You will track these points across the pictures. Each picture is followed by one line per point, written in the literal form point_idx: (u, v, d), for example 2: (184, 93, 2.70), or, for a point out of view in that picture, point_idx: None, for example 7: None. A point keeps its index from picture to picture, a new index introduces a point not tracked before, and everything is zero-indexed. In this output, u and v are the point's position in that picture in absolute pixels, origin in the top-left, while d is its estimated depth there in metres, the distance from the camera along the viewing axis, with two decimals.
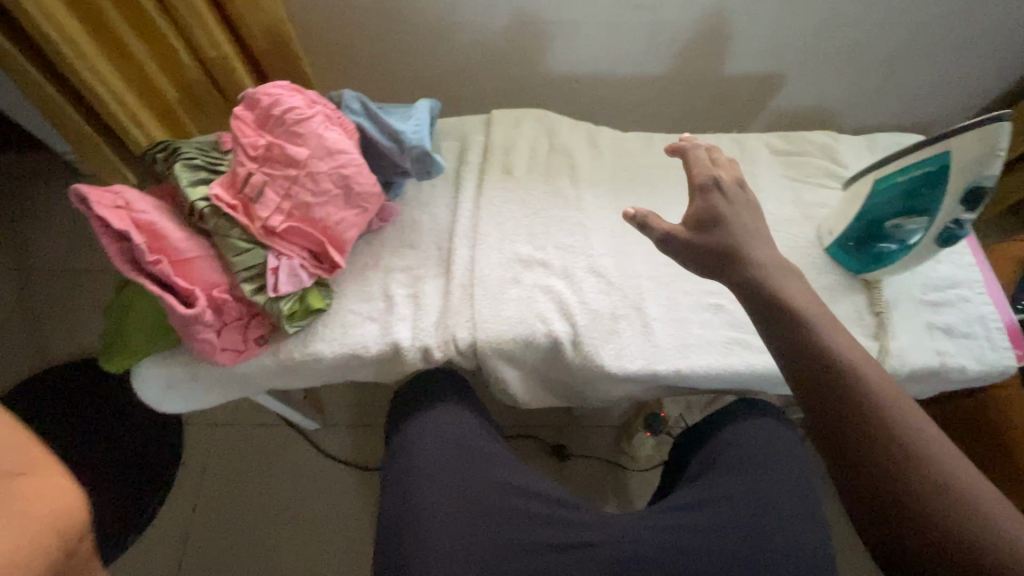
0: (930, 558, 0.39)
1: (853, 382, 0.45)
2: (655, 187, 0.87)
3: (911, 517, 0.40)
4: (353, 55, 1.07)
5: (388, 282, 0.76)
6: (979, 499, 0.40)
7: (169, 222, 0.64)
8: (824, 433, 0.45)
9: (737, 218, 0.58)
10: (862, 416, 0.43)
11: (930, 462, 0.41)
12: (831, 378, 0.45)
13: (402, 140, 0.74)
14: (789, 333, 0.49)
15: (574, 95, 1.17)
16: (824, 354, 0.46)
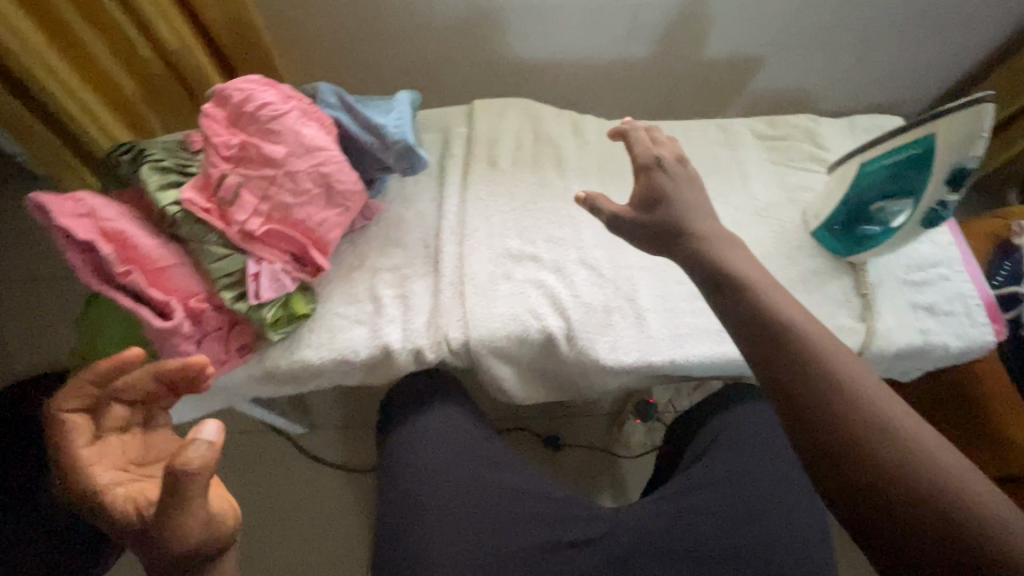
0: (912, 539, 0.36)
1: (801, 348, 0.44)
2: (604, 169, 0.85)
3: (886, 496, 0.37)
4: (324, 45, 1.03)
5: (375, 282, 0.74)
6: (951, 473, 0.37)
7: (139, 229, 0.60)
8: (789, 412, 0.42)
9: (680, 195, 0.57)
10: (827, 391, 0.41)
11: (875, 421, 0.40)
12: (779, 347, 0.44)
13: (383, 135, 0.71)
14: (739, 309, 0.48)
15: (555, 82, 1.14)
16: (772, 323, 0.46)
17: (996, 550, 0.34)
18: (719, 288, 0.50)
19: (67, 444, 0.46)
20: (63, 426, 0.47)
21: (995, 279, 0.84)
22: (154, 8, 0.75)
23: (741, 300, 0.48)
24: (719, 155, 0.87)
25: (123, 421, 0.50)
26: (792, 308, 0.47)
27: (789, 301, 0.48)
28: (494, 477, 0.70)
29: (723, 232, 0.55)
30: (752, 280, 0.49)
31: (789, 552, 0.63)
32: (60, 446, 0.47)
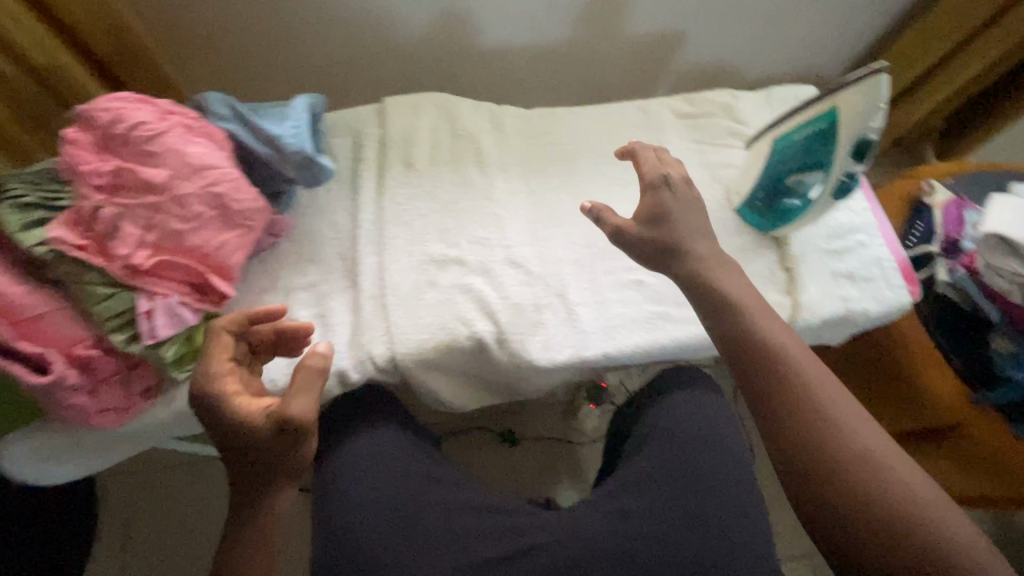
0: (844, 504, 0.47)
1: (777, 363, 0.53)
2: (586, 163, 0.84)
3: (825, 469, 0.48)
4: (222, 46, 0.95)
5: (291, 304, 0.70)
6: (876, 453, 0.48)
7: (3, 276, 0.54)
8: (756, 399, 0.53)
9: (682, 215, 0.61)
10: (786, 385, 0.52)
11: (836, 432, 0.49)
12: (759, 360, 0.53)
13: (279, 145, 0.66)
14: (727, 321, 0.56)
15: (478, 70, 1.10)
16: (755, 339, 0.54)
17: (903, 511, 0.45)
18: (709, 299, 0.57)
19: (210, 354, 0.55)
20: (217, 338, 0.55)
21: (909, 240, 0.88)
22: (5, 18, 0.67)
23: (721, 305, 0.57)
24: (640, 138, 0.86)
25: (241, 357, 0.58)
26: (762, 312, 0.56)
27: (761, 305, 0.57)
28: (449, 497, 0.68)
29: (718, 254, 0.60)
30: (740, 296, 0.57)
31: (734, 540, 0.66)
32: (205, 356, 0.55)
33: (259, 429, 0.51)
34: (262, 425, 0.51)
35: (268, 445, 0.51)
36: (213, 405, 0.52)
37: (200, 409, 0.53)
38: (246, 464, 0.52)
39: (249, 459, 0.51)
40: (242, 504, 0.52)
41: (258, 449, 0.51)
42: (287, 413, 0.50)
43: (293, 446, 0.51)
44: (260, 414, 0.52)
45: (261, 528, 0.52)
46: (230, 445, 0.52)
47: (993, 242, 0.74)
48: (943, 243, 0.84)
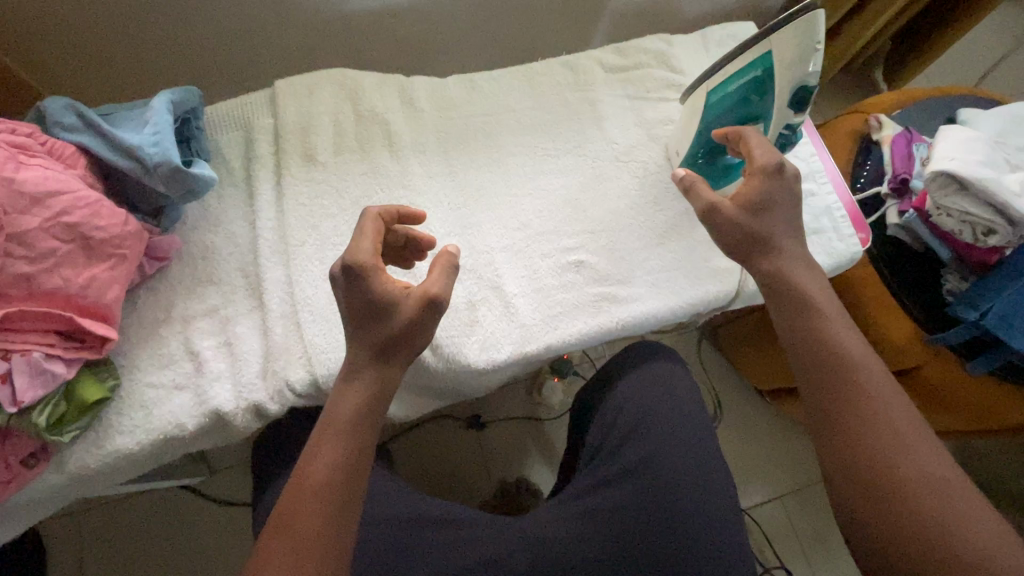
0: (902, 525, 0.46)
1: (855, 373, 0.51)
2: (628, 128, 0.77)
3: (886, 487, 0.47)
4: (73, 34, 0.80)
5: (189, 335, 0.61)
6: (944, 480, 0.46)
7: None
8: (822, 407, 0.52)
9: (786, 202, 0.58)
10: (852, 400, 0.51)
11: (903, 451, 0.48)
12: (838, 371, 0.52)
13: (141, 157, 0.56)
14: (811, 327, 0.54)
15: (388, 34, 0.96)
16: (839, 350, 0.53)
17: (963, 541, 0.44)
18: (792, 304, 0.56)
19: (362, 233, 0.53)
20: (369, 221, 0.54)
21: (859, 182, 0.85)
22: None
23: (794, 307, 0.55)
24: (570, 99, 0.78)
25: None
26: (833, 319, 0.54)
27: (836, 311, 0.55)
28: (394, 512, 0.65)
29: (772, 245, 0.57)
30: (815, 302, 0.55)
31: (701, 522, 0.63)
32: (358, 234, 0.53)
33: (409, 308, 0.51)
34: (410, 299, 0.51)
35: (411, 321, 0.51)
36: (361, 278, 0.50)
37: (340, 279, 0.52)
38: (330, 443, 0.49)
39: (384, 335, 0.51)
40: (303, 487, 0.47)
41: (396, 326, 0.51)
42: (436, 293, 0.52)
43: (428, 326, 0.53)
44: (407, 291, 0.52)
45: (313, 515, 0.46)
46: (372, 322, 0.51)
47: (944, 180, 0.69)
48: (892, 182, 0.79)
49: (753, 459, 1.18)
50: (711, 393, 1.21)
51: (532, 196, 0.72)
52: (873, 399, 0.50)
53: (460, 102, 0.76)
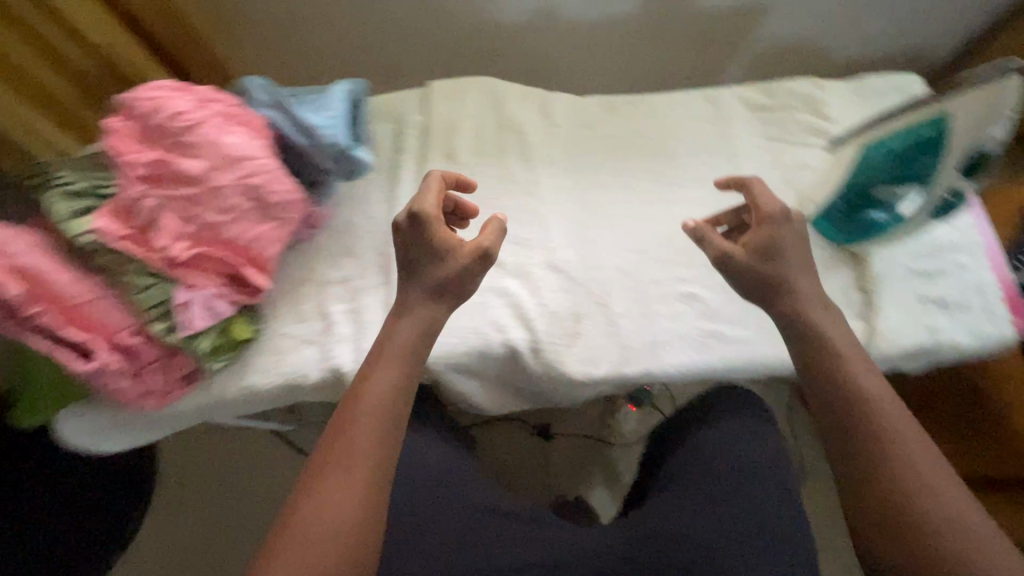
0: None
1: (875, 436, 0.48)
2: (759, 165, 0.75)
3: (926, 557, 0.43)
4: (269, 24, 0.93)
5: (324, 298, 0.69)
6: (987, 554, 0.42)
7: (53, 263, 0.56)
8: (851, 461, 0.48)
9: None
10: (884, 454, 0.47)
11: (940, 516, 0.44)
12: (854, 434, 0.48)
13: (316, 136, 0.64)
14: (833, 387, 0.51)
15: (530, 50, 1.02)
16: (860, 411, 0.49)
17: None
18: (808, 358, 0.53)
19: (426, 191, 0.58)
20: (431, 181, 0.59)
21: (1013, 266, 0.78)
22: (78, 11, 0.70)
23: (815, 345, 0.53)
24: (706, 132, 0.77)
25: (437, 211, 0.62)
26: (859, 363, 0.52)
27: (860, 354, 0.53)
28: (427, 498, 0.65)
29: None
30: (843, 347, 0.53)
31: None
32: (421, 192, 0.58)
33: (459, 257, 0.55)
34: (465, 249, 0.55)
35: (464, 271, 0.55)
36: (422, 224, 0.55)
37: (403, 226, 0.56)
38: (353, 432, 0.48)
39: (438, 280, 0.55)
40: (329, 482, 0.46)
41: (448, 272, 0.55)
42: (487, 247, 0.55)
43: (477, 278, 0.56)
44: (460, 243, 0.56)
45: (338, 517, 0.44)
46: (428, 262, 0.56)
47: None
48: None
49: (836, 539, 1.08)
50: (798, 458, 1.13)
51: (649, 221, 0.73)
52: (895, 445, 0.47)
53: (596, 121, 0.78)
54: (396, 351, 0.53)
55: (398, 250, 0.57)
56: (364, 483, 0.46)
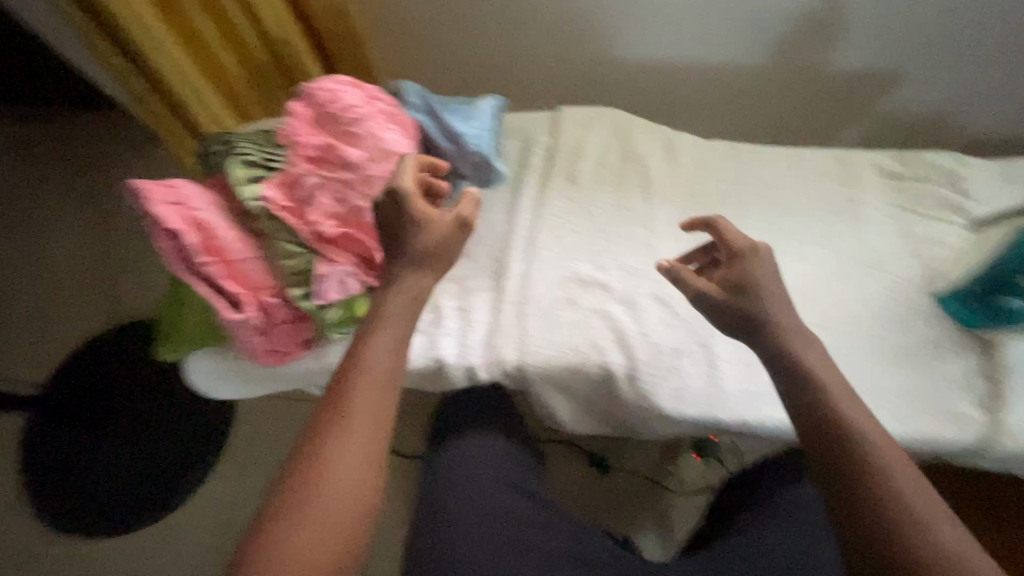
0: None
1: (876, 487, 0.43)
2: (884, 232, 0.74)
3: None
4: (417, 37, 1.02)
5: (438, 292, 0.73)
6: None
7: (223, 221, 0.63)
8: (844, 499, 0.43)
9: None
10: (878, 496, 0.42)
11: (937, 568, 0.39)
12: (852, 487, 0.43)
13: (462, 144, 0.70)
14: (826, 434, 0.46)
15: (649, 86, 1.04)
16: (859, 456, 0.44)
17: None
18: (800, 406, 0.48)
19: (402, 170, 0.58)
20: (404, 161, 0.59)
21: None
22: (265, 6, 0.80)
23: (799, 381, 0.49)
24: (831, 192, 0.76)
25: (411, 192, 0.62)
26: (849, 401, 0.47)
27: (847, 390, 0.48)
28: (465, 498, 0.66)
29: None
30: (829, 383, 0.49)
31: None
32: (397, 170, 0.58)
33: (434, 226, 0.55)
34: (444, 220, 0.56)
35: (444, 237, 0.55)
36: (400, 199, 0.55)
37: (382, 203, 0.56)
38: (335, 394, 0.48)
39: (420, 249, 0.55)
40: (317, 449, 0.45)
41: (429, 240, 0.55)
42: (466, 215, 0.57)
43: (457, 247, 0.56)
44: (440, 214, 0.56)
45: (332, 479, 0.44)
46: (410, 236, 0.55)
47: None
48: None
49: None
50: None
51: None
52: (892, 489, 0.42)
53: (715, 165, 0.79)
54: (388, 317, 0.52)
55: (380, 229, 0.57)
56: (358, 442, 0.46)
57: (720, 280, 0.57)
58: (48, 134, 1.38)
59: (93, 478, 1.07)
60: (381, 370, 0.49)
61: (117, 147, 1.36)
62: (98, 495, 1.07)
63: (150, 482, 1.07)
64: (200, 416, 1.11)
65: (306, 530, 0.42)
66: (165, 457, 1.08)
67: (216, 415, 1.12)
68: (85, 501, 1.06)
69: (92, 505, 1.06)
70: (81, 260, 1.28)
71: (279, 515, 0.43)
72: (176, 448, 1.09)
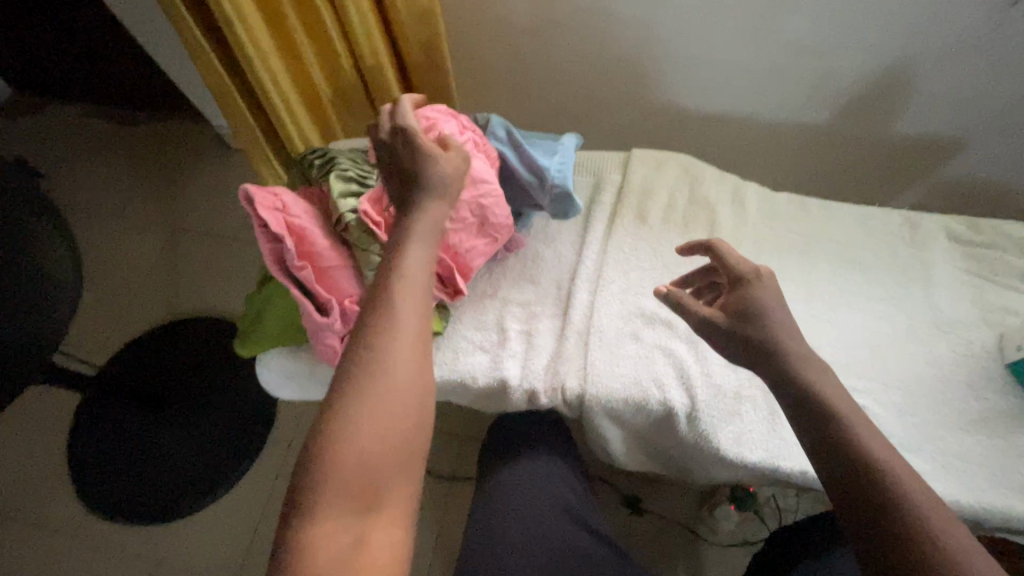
0: None
1: (865, 475, 0.43)
2: (953, 295, 0.74)
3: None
4: (495, 74, 1.08)
5: (504, 315, 0.75)
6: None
7: (318, 228, 0.68)
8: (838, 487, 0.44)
9: None
10: (873, 483, 0.43)
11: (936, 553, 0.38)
12: (842, 476, 0.44)
13: (544, 177, 0.74)
14: (813, 428, 0.47)
15: (711, 134, 1.08)
16: (841, 441, 0.45)
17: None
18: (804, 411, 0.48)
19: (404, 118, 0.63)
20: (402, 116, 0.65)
21: None
22: (367, 42, 0.87)
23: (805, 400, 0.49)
24: (899, 252, 0.77)
25: None
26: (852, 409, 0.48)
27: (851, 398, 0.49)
28: (521, 524, 0.68)
29: None
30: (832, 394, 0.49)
31: None
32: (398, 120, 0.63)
33: (448, 157, 0.57)
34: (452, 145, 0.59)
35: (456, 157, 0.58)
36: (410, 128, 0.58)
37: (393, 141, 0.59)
38: (379, 290, 0.47)
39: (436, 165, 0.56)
40: (371, 340, 0.44)
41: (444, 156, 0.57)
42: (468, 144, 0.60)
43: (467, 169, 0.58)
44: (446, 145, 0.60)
45: (390, 367, 0.44)
46: (421, 161, 0.56)
47: None
48: None
49: None
50: None
51: (828, 324, 0.72)
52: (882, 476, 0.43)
53: (780, 216, 0.81)
54: (415, 231, 0.52)
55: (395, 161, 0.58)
56: (406, 327, 0.45)
57: (721, 306, 0.56)
58: (135, 136, 1.49)
59: (130, 467, 1.09)
60: (418, 272, 0.49)
61: (198, 154, 1.46)
62: (132, 482, 1.08)
63: (192, 473, 1.09)
64: (239, 416, 1.13)
65: (369, 411, 0.42)
66: (201, 451, 1.10)
67: (258, 416, 1.14)
68: (119, 488, 1.08)
69: (126, 492, 1.08)
70: (150, 253, 1.34)
71: (342, 400, 0.42)
72: (219, 442, 1.11)
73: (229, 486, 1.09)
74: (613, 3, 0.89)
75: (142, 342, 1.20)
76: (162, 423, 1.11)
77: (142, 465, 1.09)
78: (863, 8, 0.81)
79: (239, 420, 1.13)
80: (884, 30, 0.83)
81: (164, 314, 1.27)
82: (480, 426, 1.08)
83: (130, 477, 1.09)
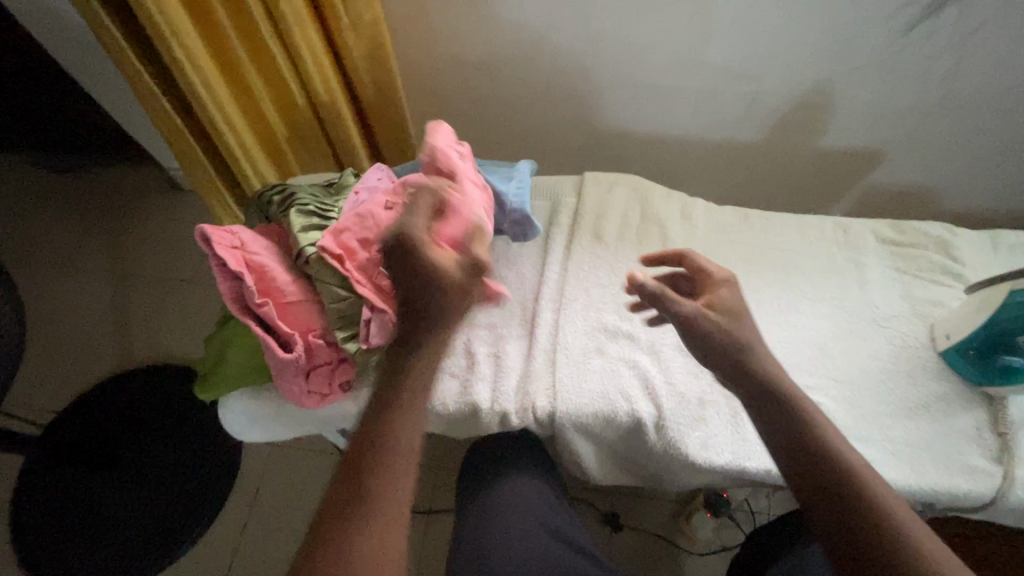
0: None
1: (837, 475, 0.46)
2: (887, 293, 0.79)
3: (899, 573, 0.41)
4: (449, 107, 1.11)
5: (471, 339, 0.76)
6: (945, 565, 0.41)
7: (278, 264, 0.67)
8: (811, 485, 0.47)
9: None
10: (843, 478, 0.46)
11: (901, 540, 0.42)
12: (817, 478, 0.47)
13: (503, 202, 0.78)
14: (795, 440, 0.49)
15: (657, 155, 1.14)
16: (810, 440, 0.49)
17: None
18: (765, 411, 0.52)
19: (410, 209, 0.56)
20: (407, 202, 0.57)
21: None
22: (322, 82, 0.89)
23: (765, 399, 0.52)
24: (836, 256, 0.83)
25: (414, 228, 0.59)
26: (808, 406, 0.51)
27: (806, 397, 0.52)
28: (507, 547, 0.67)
29: None
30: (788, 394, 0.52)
31: None
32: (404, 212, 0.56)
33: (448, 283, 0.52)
34: (461, 263, 0.54)
35: (464, 279, 0.53)
36: (413, 247, 0.52)
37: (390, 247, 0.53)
38: (364, 452, 0.47)
39: (438, 299, 0.52)
40: (352, 510, 0.44)
41: (451, 286, 0.52)
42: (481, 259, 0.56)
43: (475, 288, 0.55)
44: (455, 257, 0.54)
45: (363, 550, 0.42)
46: (423, 295, 0.51)
47: None
48: None
49: None
50: None
51: (779, 326, 0.76)
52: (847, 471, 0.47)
53: (727, 228, 0.86)
54: (410, 377, 0.50)
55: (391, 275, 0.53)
56: (386, 491, 0.45)
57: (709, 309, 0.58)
58: (80, 182, 1.44)
59: (80, 531, 1.02)
60: (411, 431, 0.49)
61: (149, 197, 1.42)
62: (81, 548, 1.01)
63: (147, 533, 1.02)
64: (201, 465, 1.08)
65: None
66: (159, 507, 1.04)
67: (221, 465, 1.09)
68: (65, 556, 1.00)
69: (74, 559, 1.00)
70: (99, 302, 1.29)
71: None
72: (177, 496, 1.05)
73: (192, 543, 1.03)
74: (555, 38, 0.94)
75: (92, 396, 1.14)
76: (115, 479, 1.05)
77: (93, 528, 1.02)
78: (782, 37, 0.88)
79: (201, 471, 1.07)
80: (803, 56, 0.91)
81: (115, 363, 1.21)
82: (454, 454, 1.07)
83: (79, 542, 1.01)
